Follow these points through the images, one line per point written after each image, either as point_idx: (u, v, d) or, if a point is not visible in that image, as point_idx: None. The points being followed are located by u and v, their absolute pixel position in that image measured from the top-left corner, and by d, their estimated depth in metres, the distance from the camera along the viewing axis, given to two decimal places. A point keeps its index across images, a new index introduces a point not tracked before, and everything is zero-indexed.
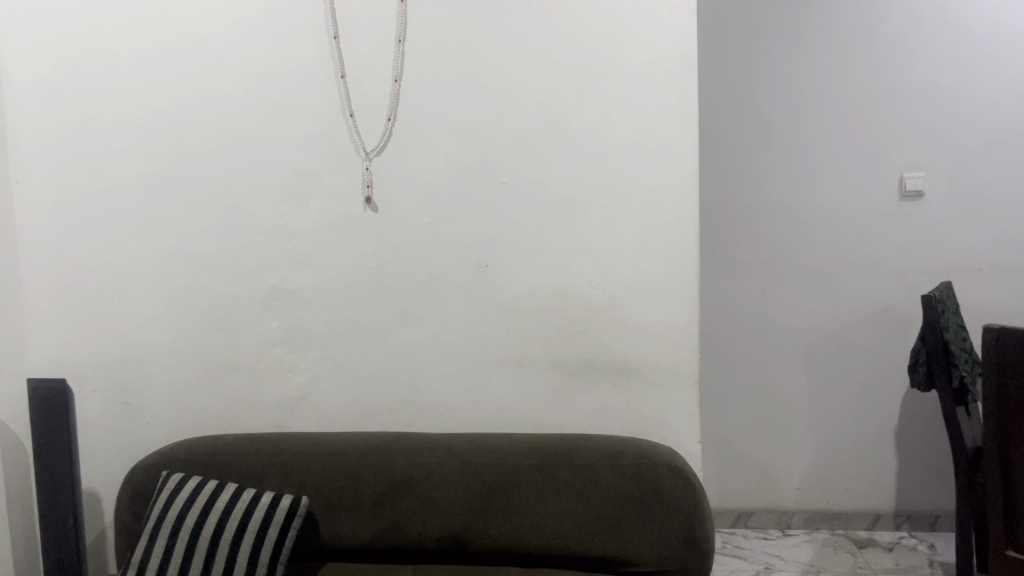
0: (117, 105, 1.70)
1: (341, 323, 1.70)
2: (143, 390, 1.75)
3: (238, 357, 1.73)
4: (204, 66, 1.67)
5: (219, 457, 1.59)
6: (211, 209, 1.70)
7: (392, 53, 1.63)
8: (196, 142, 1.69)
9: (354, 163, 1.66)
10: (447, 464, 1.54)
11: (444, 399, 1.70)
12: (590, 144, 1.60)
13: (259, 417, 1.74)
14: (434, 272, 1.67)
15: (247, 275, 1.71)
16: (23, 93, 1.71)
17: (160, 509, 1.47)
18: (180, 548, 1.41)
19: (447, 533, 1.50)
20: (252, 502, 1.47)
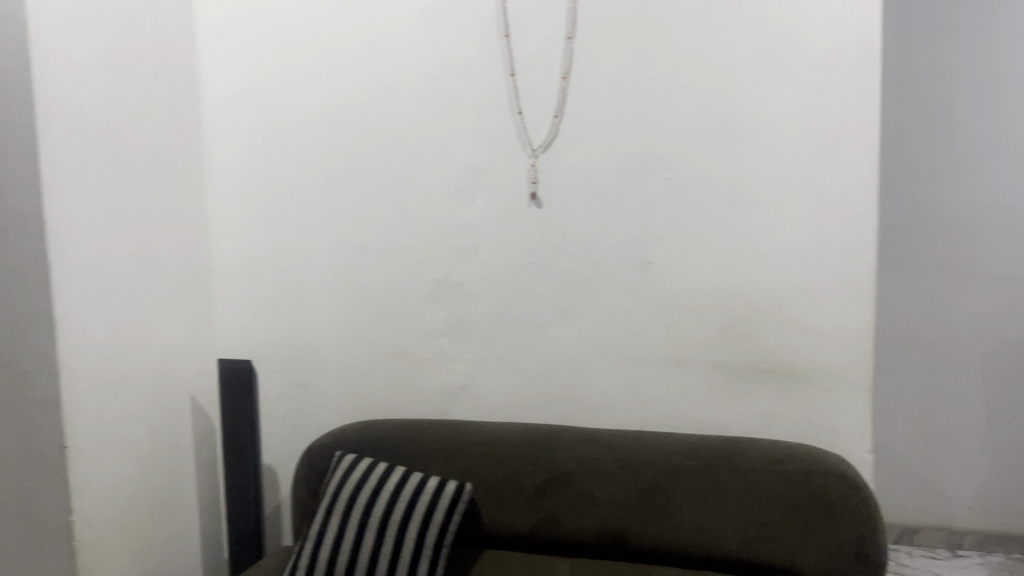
0: (300, 104, 1.80)
1: (502, 316, 1.74)
2: (316, 374, 1.86)
3: (405, 345, 1.80)
4: (380, 66, 1.74)
5: (386, 441, 1.67)
6: (382, 204, 1.78)
7: (561, 50, 1.65)
8: (371, 140, 1.77)
9: (520, 160, 1.69)
10: (607, 459, 1.54)
11: (603, 395, 1.71)
12: (761, 140, 1.56)
13: (424, 404, 1.80)
14: (596, 269, 1.68)
15: (415, 267, 1.77)
16: (218, 94, 1.85)
17: (335, 485, 1.57)
18: (353, 525, 1.49)
19: (606, 528, 1.51)
20: (418, 485, 1.53)
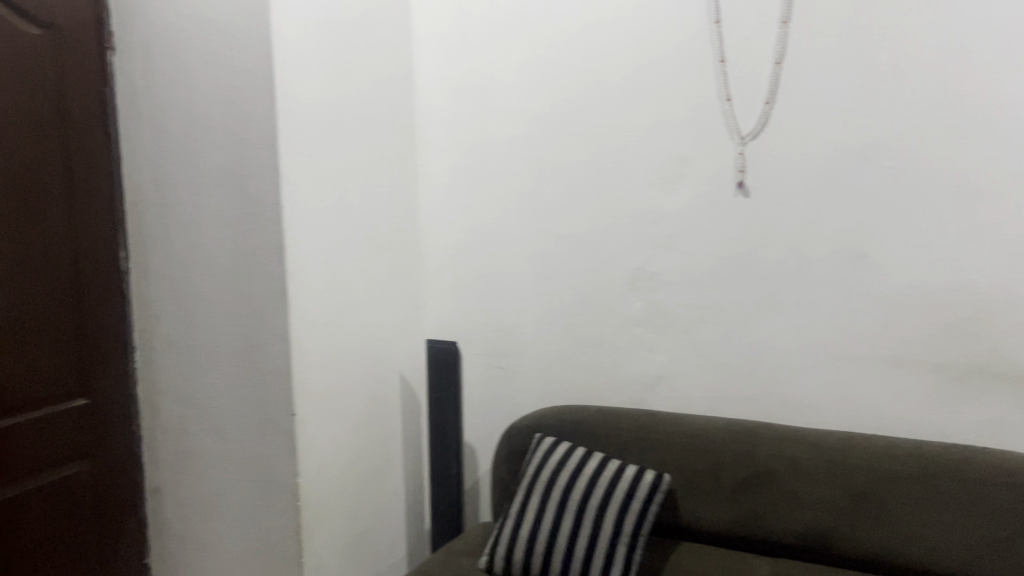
0: (506, 94, 1.86)
1: (703, 307, 1.71)
2: (516, 357, 1.92)
3: (603, 333, 1.81)
4: (586, 56, 1.76)
5: (584, 427, 1.69)
6: (584, 193, 1.80)
7: (775, 34, 1.59)
8: (575, 128, 1.79)
9: (728, 147, 1.65)
10: (813, 458, 1.48)
11: (809, 392, 1.64)
12: (999, 124, 1.44)
13: (620, 392, 1.81)
14: (805, 260, 1.61)
15: (615, 256, 1.78)
16: (430, 87, 1.94)
17: (535, 467, 1.62)
18: (552, 506, 1.53)
19: (810, 530, 1.45)
20: (617, 472, 1.55)
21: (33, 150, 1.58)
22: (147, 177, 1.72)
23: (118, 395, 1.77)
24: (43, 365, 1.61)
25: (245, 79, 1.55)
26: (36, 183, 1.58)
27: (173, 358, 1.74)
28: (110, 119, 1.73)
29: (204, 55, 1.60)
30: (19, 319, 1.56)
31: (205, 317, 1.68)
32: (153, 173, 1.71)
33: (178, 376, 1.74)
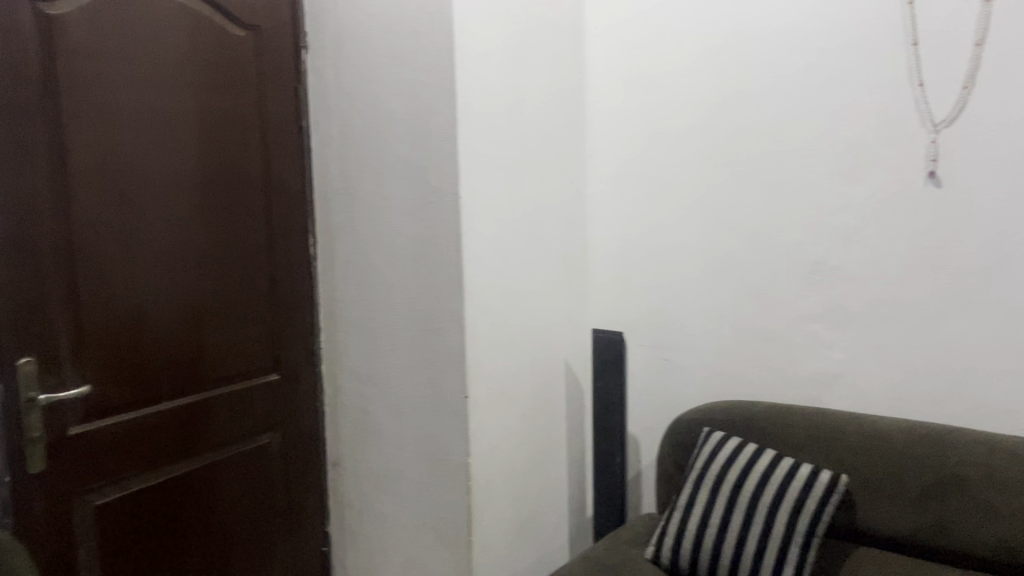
0: (678, 84, 1.84)
1: (886, 304, 1.63)
2: (682, 350, 1.91)
3: (775, 328, 1.77)
4: (764, 43, 1.72)
5: (755, 422, 1.66)
6: (758, 183, 1.76)
7: (977, 14, 1.49)
8: (749, 118, 1.75)
9: (919, 135, 1.57)
10: (1010, 467, 1.38)
11: (1005, 398, 1.53)
12: None
13: (793, 389, 1.76)
14: (1005, 255, 1.50)
15: (790, 248, 1.73)
16: (602, 79, 1.96)
17: (703, 460, 1.61)
18: (721, 501, 1.52)
19: (1005, 544, 1.35)
20: (790, 470, 1.50)
21: (237, 143, 1.72)
22: (335, 168, 1.83)
23: (305, 372, 1.90)
24: (241, 342, 1.76)
25: (428, 74, 1.62)
26: (239, 174, 1.73)
27: (355, 339, 1.85)
28: (303, 114, 1.85)
29: (389, 52, 1.68)
30: (224, 299, 1.72)
31: (386, 301, 1.77)
32: (340, 164, 1.81)
33: (360, 357, 1.85)
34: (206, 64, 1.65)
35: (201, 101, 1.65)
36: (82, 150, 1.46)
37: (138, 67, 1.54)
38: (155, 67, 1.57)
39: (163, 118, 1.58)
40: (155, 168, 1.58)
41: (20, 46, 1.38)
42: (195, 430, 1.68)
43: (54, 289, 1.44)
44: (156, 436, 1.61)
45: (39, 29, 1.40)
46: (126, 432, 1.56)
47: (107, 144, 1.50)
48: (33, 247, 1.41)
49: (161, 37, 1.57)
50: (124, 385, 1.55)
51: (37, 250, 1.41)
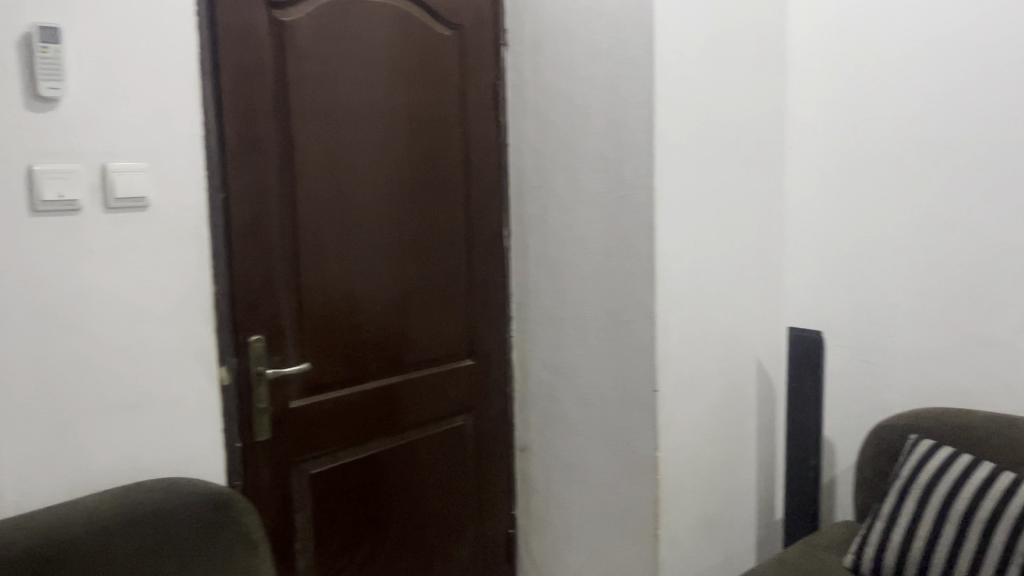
0: (888, 71, 1.74)
1: None
2: (886, 352, 1.81)
3: (995, 332, 1.63)
4: (989, 23, 1.58)
5: (971, 431, 1.53)
6: (978, 175, 1.63)
7: None
8: (969, 105, 1.63)
9: None
10: None
11: None
12: None
13: (1014, 399, 1.61)
14: None
15: (1015, 247, 1.59)
16: (804, 68, 1.89)
17: (910, 469, 1.52)
18: (930, 514, 1.43)
19: None
20: (1010, 485, 1.37)
21: (441, 138, 1.81)
22: (531, 162, 1.87)
23: (497, 360, 1.97)
24: (440, 327, 1.85)
25: (627, 66, 1.62)
26: (441, 167, 1.81)
27: (546, 329, 1.90)
28: (500, 109, 1.91)
29: (589, 46, 1.70)
30: (425, 287, 1.81)
31: (577, 293, 1.81)
32: (535, 158, 1.86)
33: (550, 346, 1.89)
34: (415, 63, 1.74)
35: (409, 99, 1.74)
36: (306, 146, 1.60)
37: (356, 69, 1.65)
38: (371, 67, 1.68)
39: (375, 117, 1.69)
40: (367, 163, 1.69)
41: (259, 52, 1.52)
42: (396, 410, 1.78)
43: (280, 272, 1.59)
44: (362, 413, 1.73)
45: (274, 36, 1.54)
46: (336, 408, 1.69)
47: (328, 140, 1.63)
48: (265, 234, 1.56)
49: (376, 40, 1.68)
50: (336, 363, 1.68)
51: (266, 236, 1.56)
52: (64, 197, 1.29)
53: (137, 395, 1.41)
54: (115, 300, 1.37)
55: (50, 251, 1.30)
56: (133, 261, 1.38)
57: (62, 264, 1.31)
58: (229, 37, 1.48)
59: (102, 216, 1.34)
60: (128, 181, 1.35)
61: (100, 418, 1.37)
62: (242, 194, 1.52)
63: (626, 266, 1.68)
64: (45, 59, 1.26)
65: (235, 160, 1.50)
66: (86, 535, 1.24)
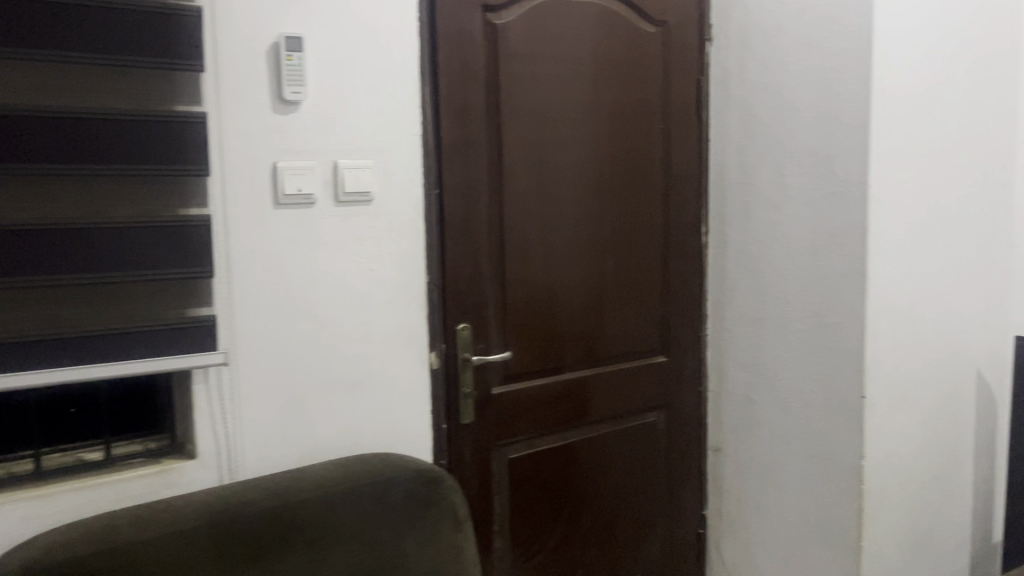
0: None
1: None
2: None
3: None
4: None
5: None
6: None
7: None
8: None
9: None
10: None
11: None
12: None
13: None
14: None
15: None
16: None
17: None
18: None
19: None
20: None
21: (642, 134, 1.82)
22: (733, 158, 1.85)
23: (691, 357, 1.95)
24: (636, 323, 1.86)
25: (843, 59, 1.56)
26: (642, 163, 1.82)
27: (744, 328, 1.87)
28: (702, 104, 1.89)
29: (800, 38, 1.66)
30: (621, 283, 1.83)
31: (779, 293, 1.76)
32: (738, 154, 1.83)
33: (747, 346, 1.86)
34: (619, 60, 1.76)
35: (612, 96, 1.77)
36: (514, 143, 1.66)
37: (562, 68, 1.70)
38: (577, 65, 1.72)
39: (579, 115, 1.73)
40: (570, 160, 1.73)
41: (474, 53, 1.60)
42: (591, 402, 1.82)
43: (486, 264, 1.66)
44: (558, 404, 1.78)
45: (488, 38, 1.61)
46: (534, 398, 1.74)
47: (535, 136, 1.68)
48: (474, 228, 1.64)
49: (582, 39, 1.72)
50: (535, 354, 1.74)
51: (476, 230, 1.64)
52: (302, 191, 1.42)
53: (358, 374, 1.53)
54: (343, 287, 1.49)
55: (290, 240, 1.43)
56: (359, 251, 1.50)
57: (299, 253, 1.45)
58: (448, 39, 1.56)
59: (333, 209, 1.47)
60: (357, 177, 1.47)
61: (327, 395, 1.50)
62: (455, 190, 1.60)
63: (834, 266, 1.62)
64: (290, 66, 1.39)
65: (449, 157, 1.59)
66: (313, 499, 1.35)
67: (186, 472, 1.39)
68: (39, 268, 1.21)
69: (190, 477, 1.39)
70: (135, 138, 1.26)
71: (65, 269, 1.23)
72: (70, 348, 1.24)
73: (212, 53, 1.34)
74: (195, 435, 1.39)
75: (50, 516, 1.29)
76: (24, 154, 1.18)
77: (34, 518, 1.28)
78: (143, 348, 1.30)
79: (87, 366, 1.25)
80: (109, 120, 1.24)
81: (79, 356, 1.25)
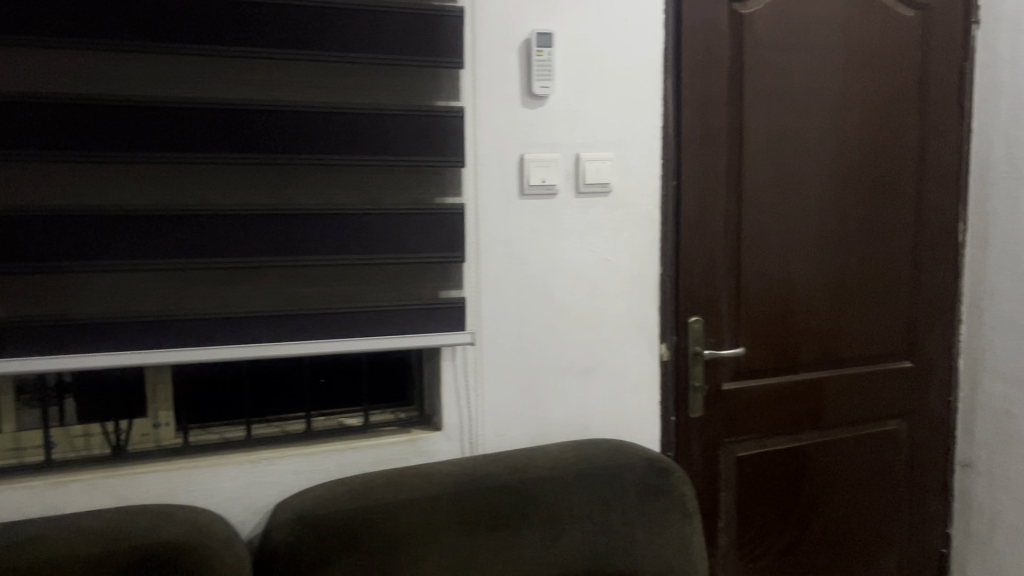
0: None
1: None
2: None
3: None
4: None
5: None
6: None
7: None
8: None
9: None
10: None
11: None
12: None
13: None
14: None
15: None
16: None
17: None
18: None
19: None
20: None
21: (895, 125, 1.72)
22: (1000, 150, 1.71)
23: (941, 364, 1.82)
24: (880, 324, 1.77)
25: None
26: (892, 155, 1.72)
27: (1007, 336, 1.73)
28: (965, 92, 1.75)
29: None
30: (866, 283, 1.74)
31: None
32: (1007, 146, 1.70)
33: (1009, 354, 1.72)
34: (872, 47, 1.68)
35: (862, 85, 1.68)
36: (757, 135, 1.62)
37: (811, 56, 1.64)
38: (826, 53, 1.65)
39: (826, 105, 1.66)
40: (813, 151, 1.67)
41: (720, 43, 1.58)
42: (827, 405, 1.75)
43: (722, 259, 1.64)
44: (792, 405, 1.72)
45: (734, 27, 1.58)
46: (765, 396, 1.70)
47: (779, 127, 1.64)
48: (712, 221, 1.62)
49: (833, 25, 1.65)
50: (771, 351, 1.70)
51: (713, 223, 1.62)
52: (546, 182, 1.48)
53: (591, 361, 1.57)
54: (581, 275, 1.54)
55: (532, 229, 1.49)
56: (597, 241, 1.54)
57: (542, 241, 1.50)
58: (693, 30, 1.55)
59: (574, 199, 1.51)
60: (598, 168, 1.50)
61: (560, 379, 1.55)
62: (694, 182, 1.59)
63: None
64: (541, 61, 1.44)
65: (689, 148, 1.58)
66: (548, 478, 1.40)
67: (432, 442, 1.49)
68: (318, 250, 1.33)
69: (436, 447, 1.49)
70: (399, 132, 1.35)
71: (338, 252, 1.34)
72: (340, 322, 1.36)
73: (470, 50, 1.41)
74: (442, 408, 1.49)
75: (317, 472, 1.43)
76: (308, 147, 1.30)
77: (304, 472, 1.42)
78: (401, 325, 1.40)
79: (354, 339, 1.37)
80: (381, 116, 1.33)
81: (347, 330, 1.37)
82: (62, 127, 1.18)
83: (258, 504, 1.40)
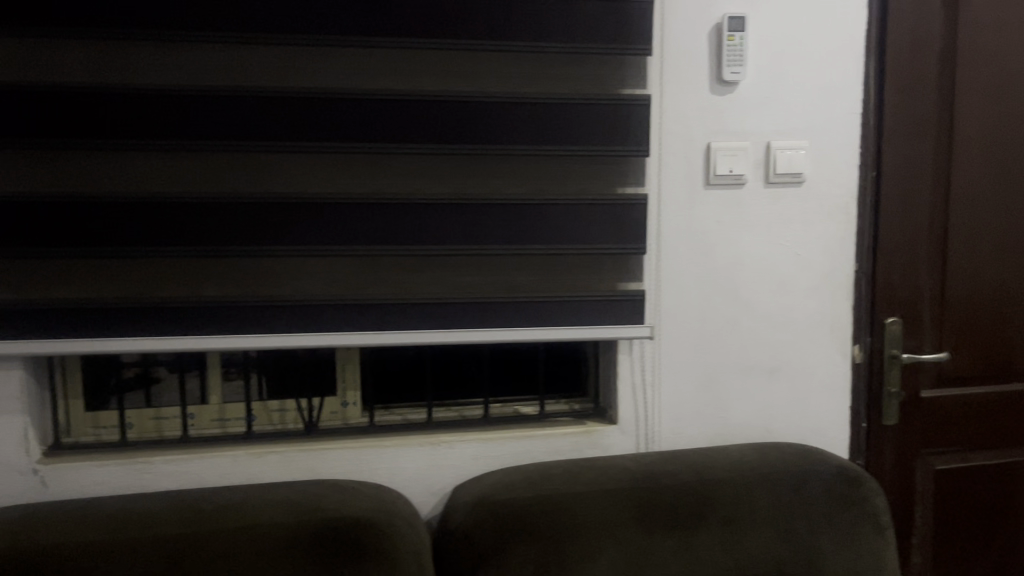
0: None
1: None
2: None
3: None
4: None
5: None
6: None
7: None
8: None
9: None
10: None
11: None
12: None
13: None
14: None
15: None
16: None
17: None
18: None
19: None
20: None
21: None
22: None
23: None
24: None
25: None
26: None
27: None
28: None
29: None
30: None
31: None
32: None
33: None
34: None
35: None
36: (972, 121, 1.49)
37: None
38: None
39: None
40: None
41: (931, 23, 1.46)
42: None
43: (926, 255, 1.51)
44: (1001, 417, 1.58)
45: (948, 5, 1.46)
46: (971, 406, 1.57)
47: (996, 113, 1.50)
48: (916, 216, 1.50)
49: None
50: (978, 358, 1.56)
51: (917, 217, 1.50)
52: (734, 172, 1.41)
53: (776, 360, 1.50)
54: (768, 270, 1.47)
55: (717, 221, 1.44)
56: (786, 235, 1.46)
57: (729, 234, 1.44)
58: (901, 10, 1.44)
59: (764, 190, 1.44)
60: (790, 158, 1.42)
61: (742, 378, 1.49)
62: (897, 173, 1.48)
63: None
64: (733, 46, 1.38)
65: (892, 136, 1.47)
66: (728, 480, 1.35)
67: (607, 435, 1.47)
68: (502, 240, 1.34)
69: (611, 441, 1.47)
70: (583, 121, 1.33)
71: (521, 242, 1.34)
72: (521, 311, 1.36)
73: (659, 36, 1.37)
74: (618, 402, 1.47)
75: (494, 458, 1.45)
76: (495, 138, 1.30)
77: (482, 458, 1.44)
78: (581, 316, 1.38)
79: (534, 328, 1.37)
80: (567, 104, 1.32)
81: (528, 320, 1.37)
82: (262, 117, 1.23)
83: (437, 486, 1.44)
